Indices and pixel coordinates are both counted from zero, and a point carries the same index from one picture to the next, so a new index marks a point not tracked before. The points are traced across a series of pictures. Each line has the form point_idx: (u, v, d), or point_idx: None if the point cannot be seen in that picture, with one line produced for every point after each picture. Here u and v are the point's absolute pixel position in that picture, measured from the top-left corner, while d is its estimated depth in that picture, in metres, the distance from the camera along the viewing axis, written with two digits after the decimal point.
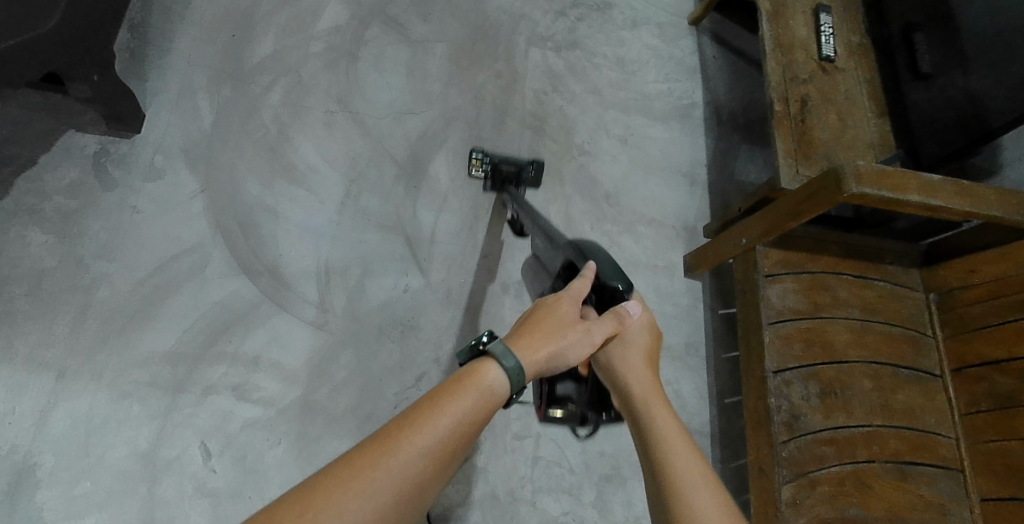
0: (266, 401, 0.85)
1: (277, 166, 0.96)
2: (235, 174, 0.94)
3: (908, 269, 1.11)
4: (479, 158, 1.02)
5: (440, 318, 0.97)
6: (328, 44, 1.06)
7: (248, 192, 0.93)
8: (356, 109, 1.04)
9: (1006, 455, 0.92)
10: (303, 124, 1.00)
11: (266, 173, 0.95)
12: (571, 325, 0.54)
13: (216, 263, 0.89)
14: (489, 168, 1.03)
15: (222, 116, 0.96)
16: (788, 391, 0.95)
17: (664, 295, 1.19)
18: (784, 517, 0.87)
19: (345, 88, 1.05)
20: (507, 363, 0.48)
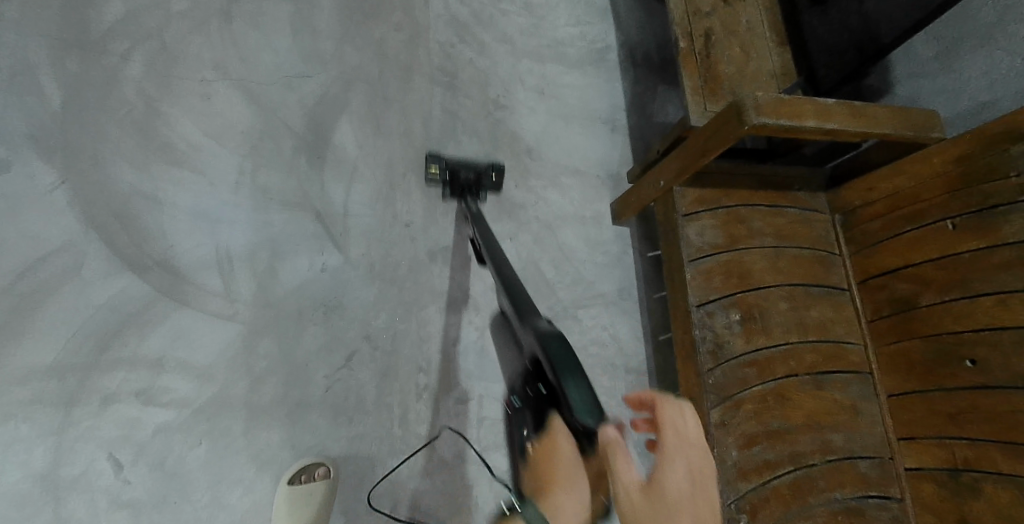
0: (177, 403, 0.79)
1: (150, 146, 0.87)
2: (100, 160, 0.84)
3: (815, 193, 1.16)
4: (436, 165, 1.01)
5: (365, 294, 0.94)
6: (193, 4, 0.96)
7: (120, 180, 0.84)
8: (239, 77, 0.95)
9: (907, 353, 1.00)
10: (175, 97, 0.90)
11: (140, 155, 0.86)
12: (575, 473, 0.52)
13: (94, 261, 0.79)
14: (448, 174, 1.02)
15: (74, 94, 0.85)
16: (712, 321, 0.98)
17: (593, 244, 1.21)
18: (713, 437, 0.91)
19: (221, 52, 0.95)
20: (530, 514, 0.49)
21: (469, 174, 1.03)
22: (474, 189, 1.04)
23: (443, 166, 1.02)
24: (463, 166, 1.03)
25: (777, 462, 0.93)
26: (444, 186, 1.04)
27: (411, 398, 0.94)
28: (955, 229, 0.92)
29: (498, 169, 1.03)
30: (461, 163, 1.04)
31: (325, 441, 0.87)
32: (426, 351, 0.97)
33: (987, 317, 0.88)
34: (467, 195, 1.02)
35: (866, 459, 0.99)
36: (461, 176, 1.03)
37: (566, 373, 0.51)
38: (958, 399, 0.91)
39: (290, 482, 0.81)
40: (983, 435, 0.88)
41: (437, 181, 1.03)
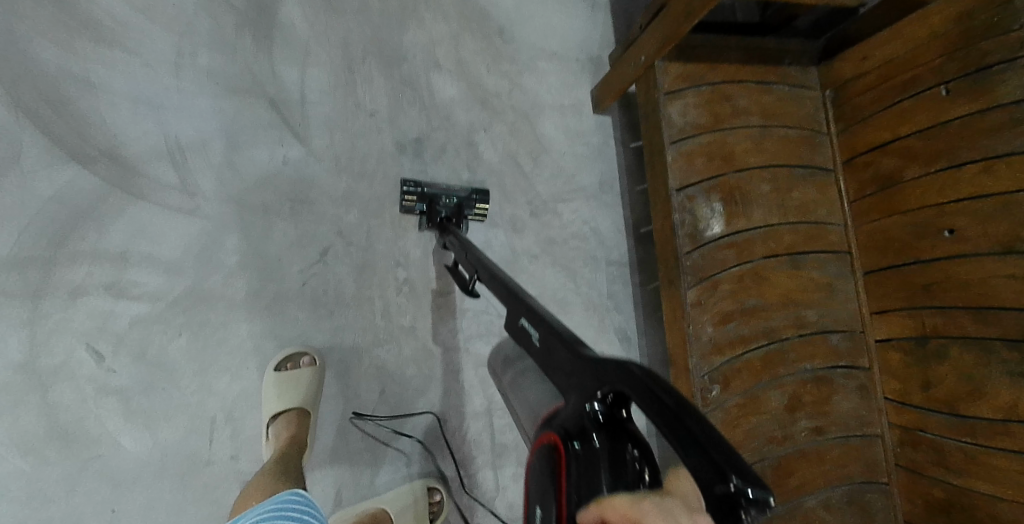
0: (150, 296, 0.79)
1: (73, 22, 0.78)
2: (20, 39, 0.76)
3: (806, 70, 1.10)
4: (411, 193, 0.92)
5: (334, 189, 0.92)
6: None
7: (48, 62, 0.77)
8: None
9: (886, 229, 1.00)
10: None
11: (64, 34, 0.78)
12: None
13: (34, 151, 0.75)
14: (425, 205, 0.93)
15: None
16: (692, 206, 0.96)
17: (573, 134, 1.17)
18: (689, 316, 0.92)
19: None
20: None
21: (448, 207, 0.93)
22: (454, 219, 0.93)
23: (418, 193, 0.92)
24: (443, 195, 0.93)
25: (751, 338, 0.95)
26: (423, 216, 0.95)
27: (390, 291, 0.95)
28: (948, 95, 0.88)
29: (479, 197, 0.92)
30: (442, 191, 0.94)
31: (306, 333, 0.88)
32: (403, 246, 0.96)
33: (970, 184, 0.86)
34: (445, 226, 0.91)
35: (837, 334, 1.02)
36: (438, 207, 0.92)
37: (641, 374, 0.36)
38: (932, 270, 0.92)
39: (276, 370, 0.82)
40: (953, 303, 0.89)
41: (414, 210, 0.94)
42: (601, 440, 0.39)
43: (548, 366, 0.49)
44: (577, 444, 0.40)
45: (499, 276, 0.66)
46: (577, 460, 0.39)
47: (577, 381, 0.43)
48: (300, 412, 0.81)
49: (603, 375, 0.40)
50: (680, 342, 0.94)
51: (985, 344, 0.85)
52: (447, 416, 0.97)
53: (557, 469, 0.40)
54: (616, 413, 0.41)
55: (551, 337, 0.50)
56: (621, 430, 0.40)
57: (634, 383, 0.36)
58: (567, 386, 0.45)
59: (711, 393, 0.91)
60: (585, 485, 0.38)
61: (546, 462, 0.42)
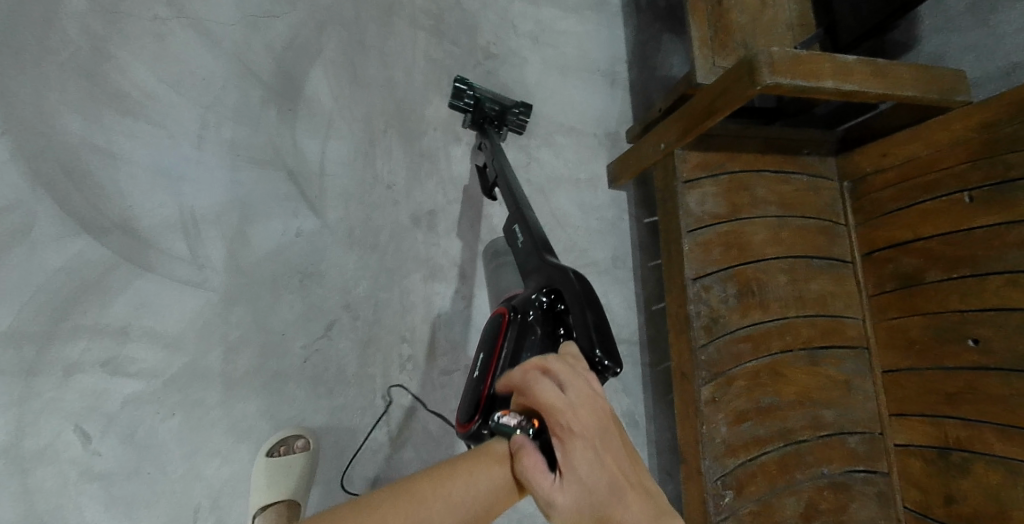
0: (147, 374, 0.76)
1: (99, 93, 0.78)
2: (45, 109, 0.75)
3: (824, 158, 1.09)
4: (462, 90, 0.88)
5: (345, 261, 0.90)
6: None
7: (69, 132, 0.76)
8: (197, 14, 0.86)
9: (907, 330, 0.97)
10: (124, 38, 0.81)
11: (88, 105, 0.78)
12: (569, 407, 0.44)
13: (45, 223, 0.73)
14: (472, 103, 0.91)
15: (10, 33, 0.75)
16: (707, 295, 0.94)
17: (588, 210, 1.16)
18: (703, 415, 0.88)
19: None
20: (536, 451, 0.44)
21: (494, 109, 0.92)
22: (495, 124, 0.94)
23: (469, 94, 0.90)
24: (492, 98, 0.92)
25: (766, 438, 0.91)
26: (466, 112, 0.93)
27: (394, 369, 0.92)
28: (972, 202, 0.87)
29: (525, 111, 0.92)
30: (491, 95, 0.91)
31: (305, 413, 0.84)
32: (410, 322, 0.94)
33: (996, 295, 0.84)
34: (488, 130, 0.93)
35: (856, 435, 0.98)
36: (484, 112, 0.92)
37: (587, 294, 0.62)
38: (955, 378, 0.89)
39: (268, 454, 0.78)
40: (978, 416, 0.86)
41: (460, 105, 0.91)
42: (536, 318, 0.65)
43: (522, 267, 0.76)
44: (518, 329, 0.65)
45: (516, 188, 0.82)
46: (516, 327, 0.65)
47: (540, 281, 0.69)
48: (289, 502, 0.77)
49: (556, 286, 0.65)
50: (692, 441, 0.89)
51: (1014, 465, 0.81)
52: None
53: (502, 332, 0.66)
54: (557, 308, 0.65)
55: (530, 247, 0.75)
56: (556, 318, 0.64)
57: (575, 293, 0.62)
58: (530, 280, 0.72)
59: (723, 500, 0.86)
60: (521, 347, 0.63)
61: (494, 324, 0.70)
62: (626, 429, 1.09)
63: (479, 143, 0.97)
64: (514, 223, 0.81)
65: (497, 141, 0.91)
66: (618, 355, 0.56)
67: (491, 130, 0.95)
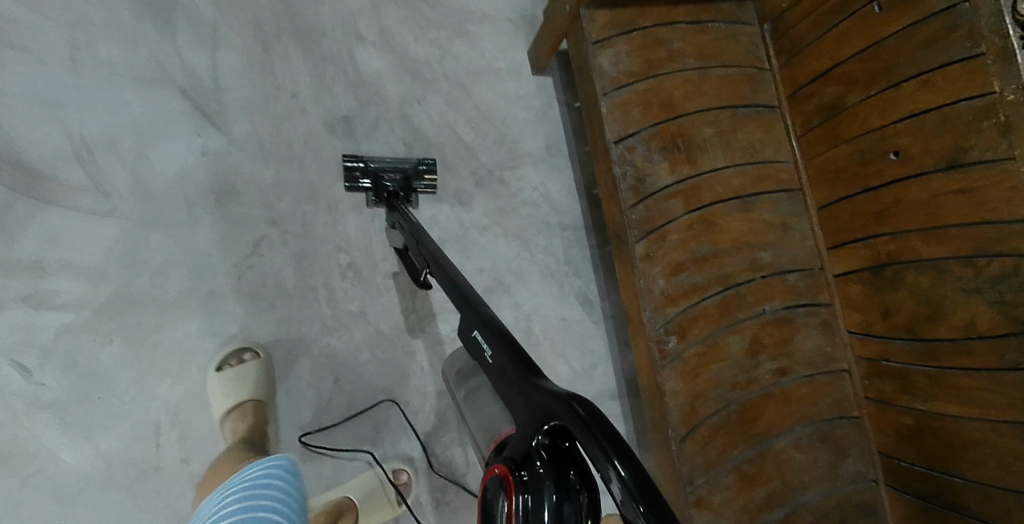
0: (74, 304, 0.76)
1: None
2: None
3: (742, 4, 1.06)
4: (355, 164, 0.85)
5: (262, 176, 0.89)
6: None
7: None
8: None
9: (835, 161, 0.97)
10: None
11: None
12: None
13: None
14: (370, 179, 0.86)
15: None
16: (632, 156, 0.93)
17: (514, 99, 1.14)
18: (639, 270, 0.90)
19: None
20: None
21: (395, 179, 0.87)
22: (403, 193, 0.87)
23: (363, 167, 0.86)
24: (391, 169, 0.88)
25: (705, 286, 0.93)
26: (369, 193, 0.88)
27: (335, 277, 0.92)
28: (882, 11, 0.85)
29: (429, 167, 0.88)
30: (388, 165, 0.88)
31: (248, 327, 0.85)
32: (343, 230, 0.94)
33: (910, 103, 0.83)
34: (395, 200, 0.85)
35: (795, 272, 1.00)
36: (385, 179, 0.86)
37: (593, 413, 0.33)
38: (881, 197, 0.90)
39: (219, 368, 0.79)
40: (905, 227, 0.87)
41: (358, 186, 0.87)
42: (545, 469, 0.36)
43: (503, 391, 0.48)
44: (527, 495, 0.36)
45: (450, 268, 0.64)
46: (522, 494, 0.36)
47: (526, 411, 0.42)
48: (253, 405, 0.78)
49: (552, 417, 0.37)
50: (633, 298, 0.91)
51: (939, 265, 0.83)
52: (408, 400, 0.94)
53: (507, 497, 0.38)
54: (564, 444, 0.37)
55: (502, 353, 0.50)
56: (571, 463, 0.36)
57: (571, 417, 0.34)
58: (513, 413, 0.45)
59: (668, 345, 0.89)
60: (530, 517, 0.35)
61: (497, 496, 0.40)
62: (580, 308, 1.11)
63: (394, 224, 0.84)
64: (472, 327, 0.57)
65: (418, 222, 0.77)
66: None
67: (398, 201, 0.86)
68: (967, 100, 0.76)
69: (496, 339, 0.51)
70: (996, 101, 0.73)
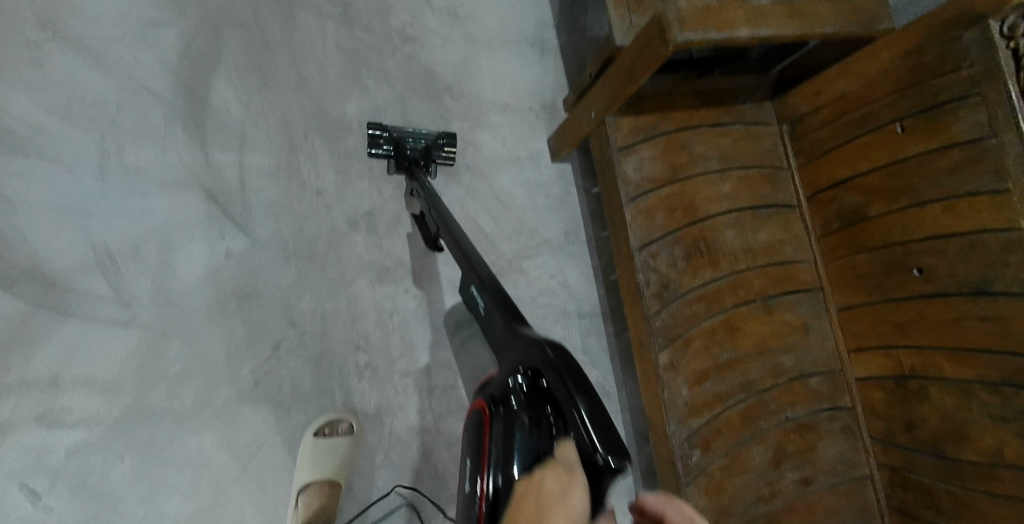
0: (88, 421, 0.74)
1: None
2: None
3: (760, 103, 1.08)
4: (377, 134, 0.92)
5: (282, 276, 0.88)
6: None
7: None
8: (74, 33, 0.84)
9: (855, 266, 0.97)
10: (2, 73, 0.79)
11: None
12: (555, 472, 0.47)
13: None
14: (392, 147, 0.93)
15: None
16: (655, 262, 0.93)
17: (533, 187, 1.14)
18: (663, 380, 0.88)
19: (49, 7, 0.83)
20: None
21: (417, 148, 0.95)
22: (423, 162, 0.94)
23: (386, 137, 0.93)
24: (411, 139, 0.95)
25: (729, 394, 0.92)
26: (390, 160, 0.95)
27: (352, 378, 0.90)
28: (904, 131, 0.87)
29: (449, 141, 0.94)
30: (410, 135, 0.96)
31: (262, 436, 0.82)
32: (362, 328, 0.92)
33: (934, 224, 0.84)
34: (415, 167, 0.92)
35: (817, 376, 0.99)
36: (407, 149, 0.93)
37: (568, 366, 0.52)
38: (904, 309, 0.90)
39: (314, 435, 0.83)
40: (929, 343, 0.87)
41: (380, 153, 0.94)
42: (520, 403, 0.56)
43: (499, 345, 0.67)
44: (507, 417, 0.56)
45: (460, 235, 0.77)
46: (501, 419, 0.57)
47: (514, 359, 0.61)
48: (332, 482, 0.81)
49: (533, 364, 0.57)
50: (656, 407, 0.90)
51: (965, 387, 0.83)
52: (423, 505, 0.91)
53: (490, 421, 0.58)
54: (539, 386, 0.56)
55: (497, 312, 0.69)
56: (540, 399, 0.56)
57: (549, 364, 0.54)
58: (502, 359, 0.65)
59: (691, 459, 0.87)
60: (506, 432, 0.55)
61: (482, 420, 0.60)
62: None
63: (411, 190, 0.91)
64: (474, 289, 0.76)
65: (435, 191, 0.84)
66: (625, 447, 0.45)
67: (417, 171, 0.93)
68: (993, 231, 0.77)
69: (493, 298, 0.70)
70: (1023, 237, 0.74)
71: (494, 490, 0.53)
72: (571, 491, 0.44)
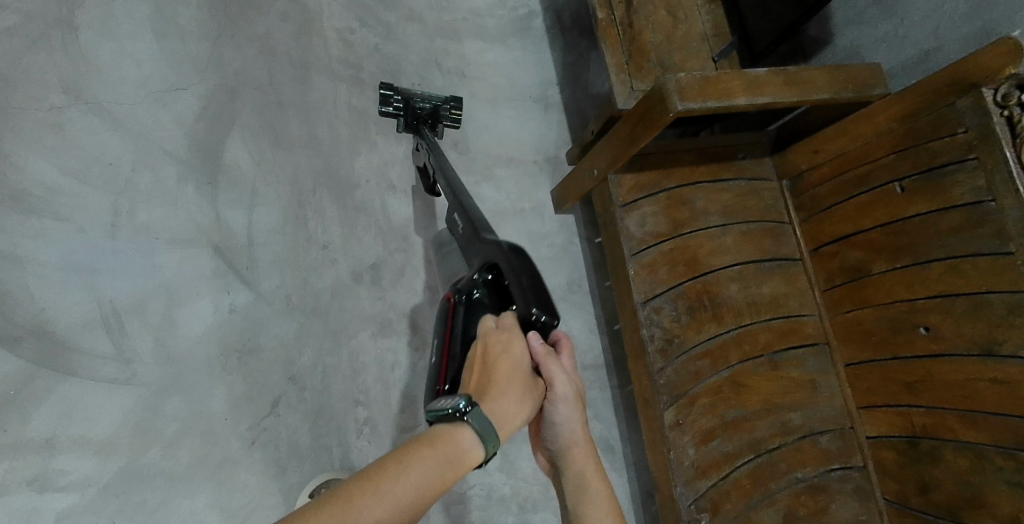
0: (81, 484, 0.72)
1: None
2: None
3: (760, 160, 1.09)
4: (388, 91, 0.95)
5: (284, 330, 0.89)
6: (22, 11, 0.82)
7: None
8: (94, 94, 0.85)
9: (860, 322, 0.97)
10: (16, 132, 0.78)
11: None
12: (508, 336, 0.57)
13: None
14: (403, 105, 0.97)
15: None
16: (658, 318, 0.93)
17: (537, 238, 1.15)
18: (668, 440, 0.86)
19: (71, 70, 0.84)
20: (479, 425, 0.48)
21: (427, 106, 0.99)
22: (430, 122, 1.00)
23: (399, 97, 0.96)
24: (421, 99, 0.99)
25: (736, 454, 0.90)
26: (398, 116, 0.99)
27: (351, 435, 0.90)
28: (904, 191, 0.87)
29: (456, 105, 1.00)
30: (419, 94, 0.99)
31: (258, 498, 0.81)
32: (362, 382, 0.93)
33: (938, 283, 0.84)
34: (425, 130, 0.99)
35: (826, 434, 0.97)
36: (418, 110, 0.99)
37: (526, 270, 0.62)
38: (913, 368, 0.89)
39: (310, 495, 0.83)
40: (940, 404, 0.85)
41: (390, 111, 0.97)
42: (481, 293, 0.65)
43: (466, 251, 0.78)
44: (467, 304, 0.65)
45: (455, 179, 0.86)
46: (463, 307, 0.65)
47: (480, 259, 0.70)
48: None
49: (494, 261, 0.66)
50: (663, 469, 0.87)
51: (979, 450, 0.81)
52: None
53: (451, 310, 0.66)
54: (500, 280, 0.66)
55: (470, 229, 0.78)
56: (497, 290, 0.66)
57: (510, 258, 0.63)
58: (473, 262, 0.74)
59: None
60: (466, 318, 0.64)
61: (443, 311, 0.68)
62: (601, 456, 1.07)
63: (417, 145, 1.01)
64: (454, 214, 0.85)
65: (440, 151, 0.93)
66: (555, 310, 0.59)
67: (426, 130, 1.01)
68: (998, 293, 0.77)
69: (471, 220, 0.78)
70: None
71: (451, 355, 0.63)
72: (511, 345, 0.56)
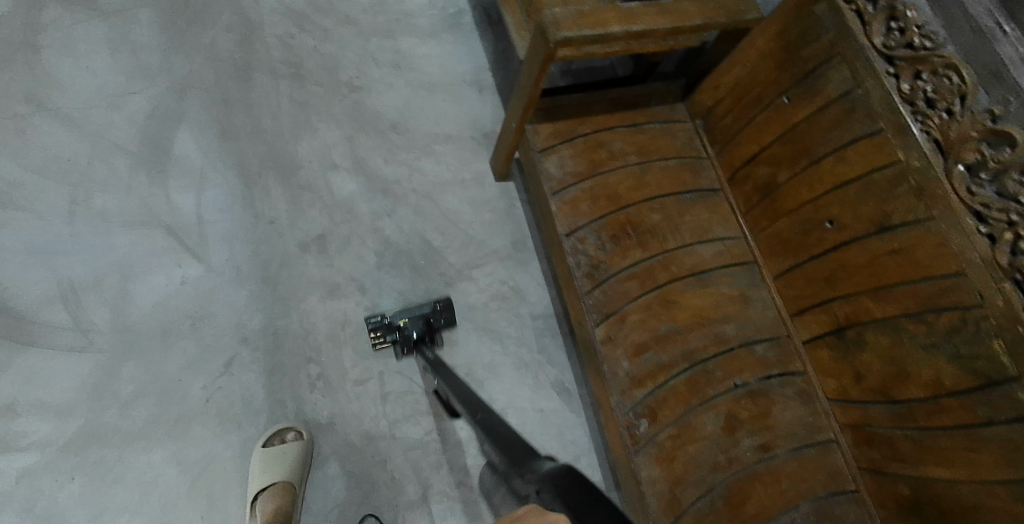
0: (41, 444, 0.82)
1: None
2: None
3: (673, 106, 1.17)
4: (379, 326, 0.97)
5: (235, 298, 0.96)
6: None
7: None
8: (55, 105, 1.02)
9: (780, 234, 1.01)
10: None
11: None
12: None
13: None
14: (396, 331, 0.98)
15: None
16: (583, 247, 1.01)
17: (478, 204, 1.21)
18: (601, 355, 0.95)
19: (32, 85, 1.02)
20: None
21: (419, 325, 0.99)
22: (427, 337, 0.99)
23: (387, 321, 0.97)
24: (411, 316, 0.99)
25: (671, 365, 0.94)
26: (397, 345, 0.99)
27: (304, 389, 0.94)
28: (790, 102, 0.95)
29: (445, 305, 1.01)
30: (408, 314, 0.99)
31: (214, 452, 0.87)
32: (314, 342, 0.98)
33: (832, 176, 0.90)
34: (422, 345, 0.97)
35: (762, 343, 0.99)
36: (410, 330, 0.98)
37: None
38: (828, 262, 0.92)
39: (265, 446, 0.87)
40: (854, 291, 0.89)
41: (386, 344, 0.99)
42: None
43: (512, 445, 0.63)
44: None
45: (459, 385, 0.84)
46: None
47: None
48: (284, 484, 0.83)
49: None
50: (601, 381, 0.96)
51: (895, 324, 0.83)
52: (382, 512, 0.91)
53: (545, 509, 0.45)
54: None
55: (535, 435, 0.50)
56: None
57: None
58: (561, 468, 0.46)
59: (638, 430, 0.91)
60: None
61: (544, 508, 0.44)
62: (557, 399, 1.09)
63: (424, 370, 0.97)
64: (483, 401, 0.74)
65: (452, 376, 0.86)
66: None
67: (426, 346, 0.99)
68: (880, 169, 0.82)
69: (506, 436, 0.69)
70: (903, 168, 0.79)
71: None
72: None
